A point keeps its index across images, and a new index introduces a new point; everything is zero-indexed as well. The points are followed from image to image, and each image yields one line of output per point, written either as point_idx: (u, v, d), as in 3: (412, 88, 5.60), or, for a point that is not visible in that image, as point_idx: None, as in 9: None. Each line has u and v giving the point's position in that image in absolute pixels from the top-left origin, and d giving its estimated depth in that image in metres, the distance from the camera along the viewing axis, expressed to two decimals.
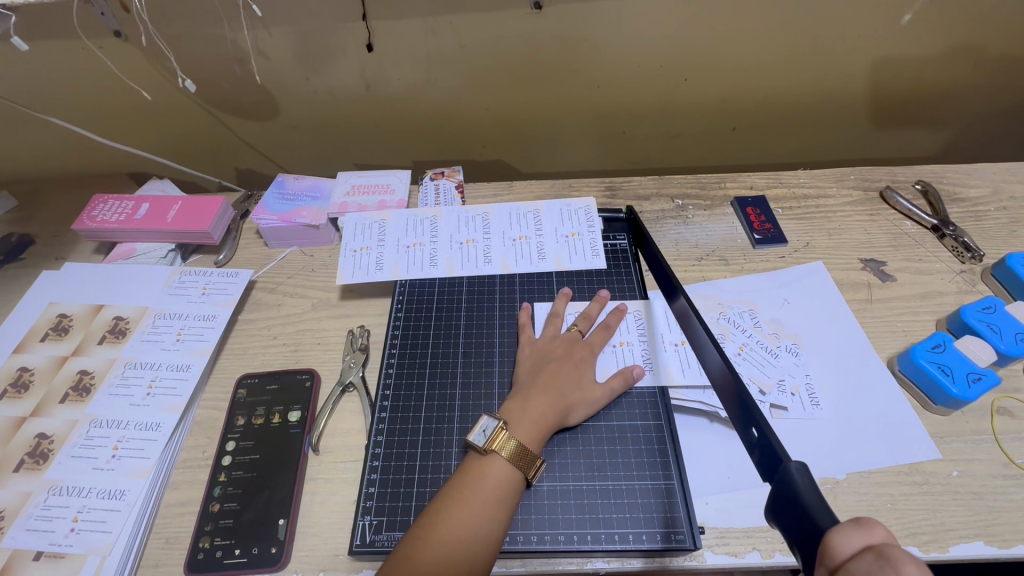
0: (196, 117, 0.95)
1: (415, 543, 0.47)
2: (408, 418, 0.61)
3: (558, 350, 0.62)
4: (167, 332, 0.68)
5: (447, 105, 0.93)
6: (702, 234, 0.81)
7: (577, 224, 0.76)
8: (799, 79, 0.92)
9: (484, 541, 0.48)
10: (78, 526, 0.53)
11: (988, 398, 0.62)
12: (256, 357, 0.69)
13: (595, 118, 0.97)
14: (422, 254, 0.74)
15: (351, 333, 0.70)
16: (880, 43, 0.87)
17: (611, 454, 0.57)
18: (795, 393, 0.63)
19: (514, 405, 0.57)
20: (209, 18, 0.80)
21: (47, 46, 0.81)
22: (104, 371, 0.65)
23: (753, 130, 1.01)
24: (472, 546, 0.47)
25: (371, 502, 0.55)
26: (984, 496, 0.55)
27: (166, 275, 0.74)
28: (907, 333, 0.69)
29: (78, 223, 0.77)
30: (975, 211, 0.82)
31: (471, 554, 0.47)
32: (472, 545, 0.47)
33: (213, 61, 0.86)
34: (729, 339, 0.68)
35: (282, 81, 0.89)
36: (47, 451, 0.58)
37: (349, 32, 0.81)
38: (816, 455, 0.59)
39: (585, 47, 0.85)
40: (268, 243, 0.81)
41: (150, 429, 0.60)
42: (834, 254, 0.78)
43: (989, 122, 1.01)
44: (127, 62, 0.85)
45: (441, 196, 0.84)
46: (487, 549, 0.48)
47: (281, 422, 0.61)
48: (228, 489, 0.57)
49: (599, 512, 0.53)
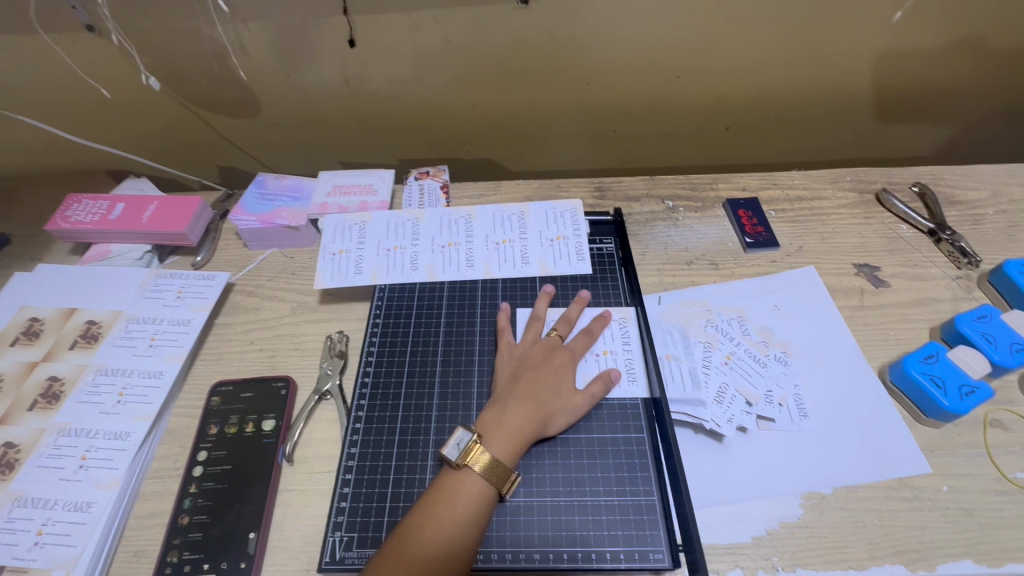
0: (176, 114, 0.93)
1: (382, 563, 0.46)
2: (383, 429, 0.59)
3: (536, 356, 0.60)
4: (140, 337, 0.66)
5: (433, 102, 0.91)
6: (692, 237, 0.79)
7: (562, 227, 0.74)
8: (794, 76, 0.90)
9: (454, 559, 0.46)
10: (42, 539, 0.52)
11: (981, 410, 0.61)
12: (232, 363, 0.67)
13: (586, 116, 0.94)
14: (403, 257, 0.72)
15: (329, 338, 0.68)
16: (877, 40, 0.85)
17: (591, 468, 0.55)
18: (782, 404, 0.62)
19: (490, 416, 0.55)
20: (184, 12, 0.77)
21: (18, 40, 0.79)
22: (74, 377, 0.63)
23: (748, 128, 0.99)
24: (442, 566, 0.46)
25: (342, 517, 0.53)
26: (974, 513, 0.54)
27: (141, 278, 0.72)
28: (900, 341, 0.67)
29: (51, 223, 0.75)
30: (974, 214, 0.79)
31: (440, 574, 0.45)
32: (441, 564, 0.46)
33: (190, 56, 0.83)
34: (716, 347, 0.66)
35: (262, 77, 0.86)
36: (13, 461, 0.57)
37: (329, 27, 0.79)
38: (802, 468, 0.57)
39: (573, 43, 0.83)
40: (248, 244, 0.79)
41: (120, 439, 0.58)
42: (828, 258, 0.76)
43: (990, 121, 0.98)
44: (102, 57, 0.83)
45: (425, 196, 0.82)
46: (458, 567, 0.46)
47: (255, 431, 0.60)
48: (198, 501, 0.55)
49: (577, 529, 0.52)
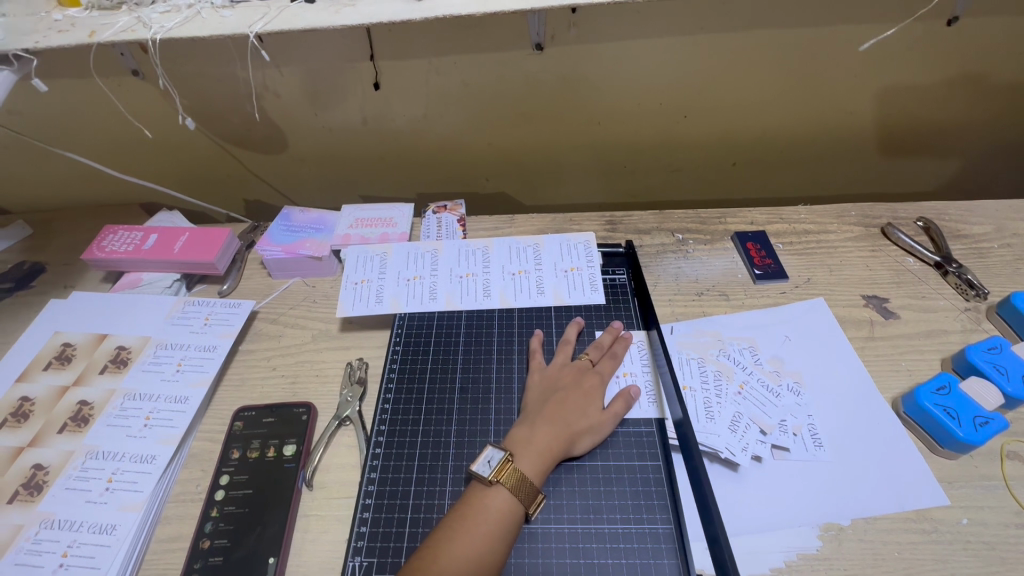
0: (206, 151, 0.98)
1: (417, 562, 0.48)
2: (402, 454, 0.60)
3: (567, 378, 0.62)
4: (168, 362, 0.69)
5: (450, 141, 0.95)
6: (703, 269, 0.81)
7: (575, 258, 0.76)
8: (797, 116, 0.94)
9: (485, 566, 0.48)
10: (67, 561, 0.53)
11: (997, 442, 0.61)
12: (255, 390, 0.68)
13: (596, 152, 0.98)
14: (422, 287, 0.75)
15: (349, 365, 0.70)
16: (874, 83, 0.89)
17: (607, 496, 0.56)
18: (797, 434, 0.62)
19: (519, 435, 0.57)
20: (223, 59, 0.83)
21: (69, 84, 0.86)
22: (103, 402, 0.65)
23: (753, 165, 1.02)
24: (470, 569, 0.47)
25: (362, 542, 0.54)
26: (996, 547, 0.53)
27: (170, 305, 0.75)
28: (911, 373, 0.68)
29: (88, 253, 0.79)
30: (979, 248, 0.81)
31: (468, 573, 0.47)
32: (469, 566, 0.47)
33: (225, 97, 0.89)
34: (729, 377, 0.67)
35: (291, 118, 0.92)
36: (42, 483, 0.58)
37: (357, 71, 0.84)
38: (818, 500, 0.57)
39: (584, 86, 0.87)
40: (272, 274, 0.82)
41: (146, 462, 0.60)
42: (835, 290, 0.77)
43: (992, 156, 1.01)
44: (143, 98, 0.89)
45: (443, 228, 0.85)
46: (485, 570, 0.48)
47: (276, 456, 0.61)
48: (219, 525, 0.56)
49: (595, 557, 0.52)
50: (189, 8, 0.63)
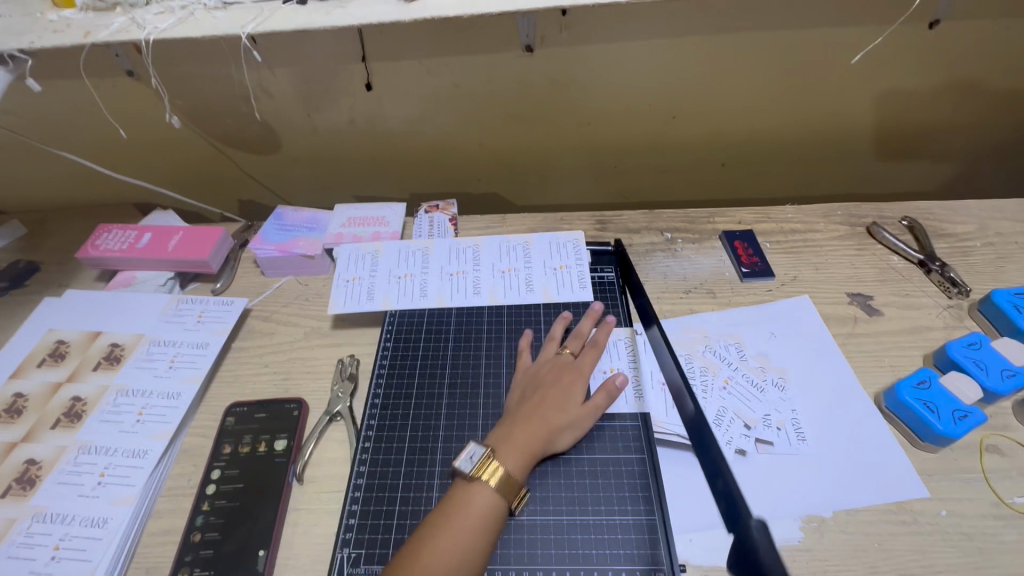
0: (201, 151, 0.99)
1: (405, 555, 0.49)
2: (391, 448, 0.61)
3: (548, 374, 0.63)
4: (160, 359, 0.69)
5: (443, 141, 0.97)
6: (691, 267, 0.82)
7: (564, 256, 0.77)
8: (784, 117, 0.95)
9: (469, 557, 0.49)
10: (59, 554, 0.54)
11: (977, 435, 0.62)
12: (248, 386, 0.69)
13: (587, 153, 1.00)
14: (413, 284, 0.76)
15: (340, 362, 0.71)
16: (860, 85, 0.90)
17: (592, 488, 0.57)
18: (781, 428, 0.63)
19: (499, 433, 0.58)
20: (217, 60, 0.84)
21: (64, 84, 0.87)
22: (96, 398, 0.66)
23: (742, 165, 1.03)
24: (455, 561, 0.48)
25: (350, 533, 0.55)
26: (974, 537, 0.54)
27: (164, 303, 0.76)
28: (894, 368, 0.69)
29: (82, 251, 0.80)
30: (962, 246, 0.82)
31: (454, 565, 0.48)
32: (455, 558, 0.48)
33: (219, 98, 0.90)
34: (715, 373, 0.68)
35: (284, 119, 0.93)
36: (34, 477, 0.59)
37: (350, 72, 0.86)
38: (801, 492, 0.58)
39: (574, 87, 0.89)
40: (265, 272, 0.82)
41: (138, 456, 0.60)
42: (821, 288, 0.79)
43: (977, 157, 1.02)
44: (138, 99, 0.90)
45: (434, 227, 0.86)
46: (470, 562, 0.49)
47: (267, 450, 0.62)
48: (210, 518, 0.57)
49: (579, 548, 0.53)
50: (182, 10, 0.63)
